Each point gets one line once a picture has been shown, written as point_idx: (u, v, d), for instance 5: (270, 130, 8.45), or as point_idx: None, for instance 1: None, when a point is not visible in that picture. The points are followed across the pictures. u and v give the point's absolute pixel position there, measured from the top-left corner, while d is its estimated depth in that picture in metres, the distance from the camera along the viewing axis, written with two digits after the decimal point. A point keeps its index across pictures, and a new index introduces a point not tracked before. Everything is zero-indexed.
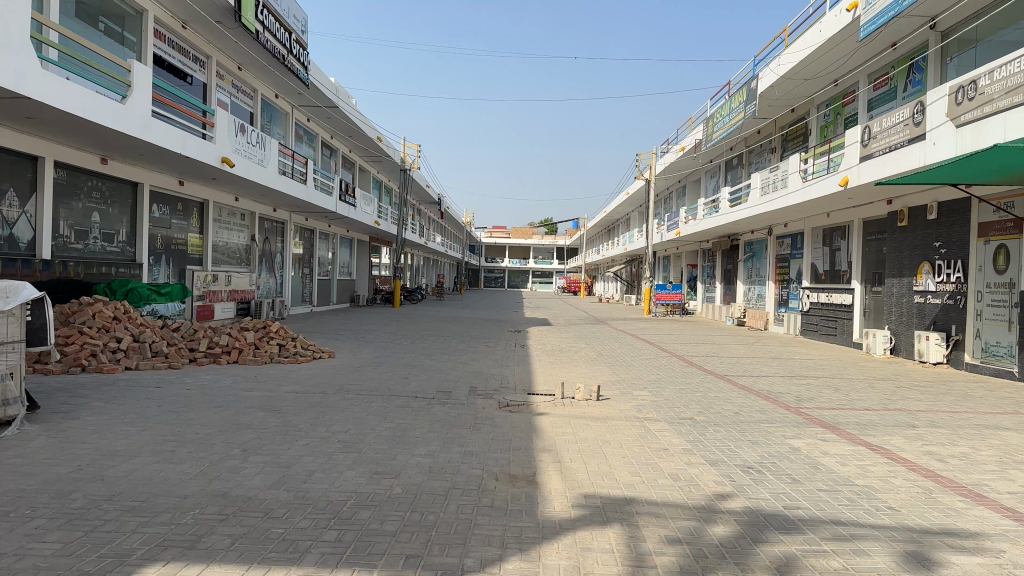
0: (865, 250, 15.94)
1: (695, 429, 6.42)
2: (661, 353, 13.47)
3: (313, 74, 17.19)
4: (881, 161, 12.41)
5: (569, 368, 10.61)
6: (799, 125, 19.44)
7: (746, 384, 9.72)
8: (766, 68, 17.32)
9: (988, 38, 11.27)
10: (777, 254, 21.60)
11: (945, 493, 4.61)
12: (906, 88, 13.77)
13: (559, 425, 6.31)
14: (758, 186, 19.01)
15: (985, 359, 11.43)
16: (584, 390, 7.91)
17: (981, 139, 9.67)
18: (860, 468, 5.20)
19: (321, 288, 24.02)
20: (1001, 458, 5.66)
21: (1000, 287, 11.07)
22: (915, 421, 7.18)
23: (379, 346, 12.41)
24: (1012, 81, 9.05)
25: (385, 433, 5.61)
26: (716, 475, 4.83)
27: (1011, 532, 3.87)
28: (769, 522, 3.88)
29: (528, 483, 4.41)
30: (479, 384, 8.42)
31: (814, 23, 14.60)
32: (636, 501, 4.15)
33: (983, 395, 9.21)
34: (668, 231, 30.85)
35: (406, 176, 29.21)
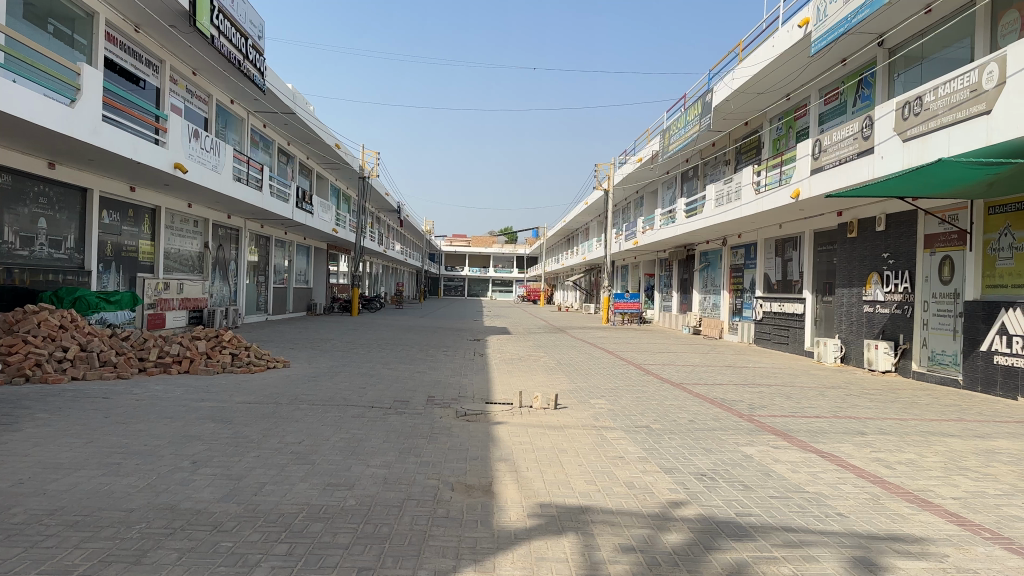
0: (816, 261, 16.27)
1: (651, 437, 6.48)
2: (619, 362, 13.58)
3: (270, 80, 17.01)
4: (832, 174, 12.70)
5: (527, 377, 10.63)
6: (753, 138, 19.80)
7: (701, 392, 9.84)
8: (720, 82, 17.62)
9: (933, 56, 11.63)
10: (732, 264, 21.94)
11: (892, 499, 4.72)
12: (856, 103, 14.12)
13: (516, 433, 6.31)
14: (713, 198, 19.29)
15: (931, 367, 11.72)
16: (541, 399, 7.92)
17: (927, 153, 9.95)
18: (810, 475, 5.30)
19: (277, 296, 23.70)
20: (946, 464, 5.80)
21: (945, 297, 11.40)
22: (865, 428, 7.32)
23: (335, 355, 12.28)
24: (955, 98, 9.34)
25: (340, 444, 5.55)
26: (670, 483, 4.88)
27: (955, 538, 3.97)
28: (721, 529, 3.93)
29: (483, 493, 4.40)
30: (437, 393, 8.38)
31: (767, 38, 14.90)
32: (591, 509, 4.16)
33: (929, 403, 9.46)
34: (626, 240, 31.13)
35: (365, 184, 29.01)
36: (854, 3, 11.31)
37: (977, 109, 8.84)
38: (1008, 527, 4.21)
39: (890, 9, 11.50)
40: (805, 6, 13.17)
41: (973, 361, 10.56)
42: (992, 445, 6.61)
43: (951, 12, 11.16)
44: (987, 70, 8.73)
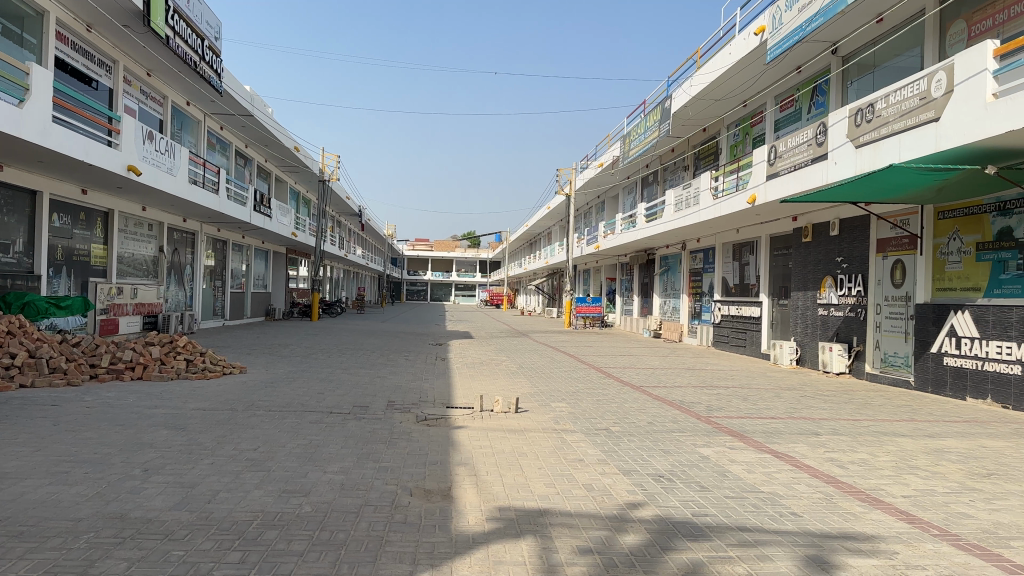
0: (772, 265, 16.55)
1: (610, 439, 6.51)
2: (580, 365, 13.64)
3: (227, 81, 16.78)
4: (787, 180, 12.93)
5: (488, 381, 10.61)
6: (711, 143, 20.08)
7: (661, 394, 9.92)
8: (679, 88, 17.84)
9: (884, 65, 11.91)
10: (691, 268, 22.20)
11: (844, 498, 4.81)
12: (810, 109, 14.39)
13: (476, 438, 6.29)
14: (672, 203, 19.49)
15: (884, 369, 11.98)
16: (502, 403, 7.90)
17: (879, 159, 10.18)
18: (765, 475, 5.38)
19: (234, 301, 23.36)
20: (897, 463, 5.93)
21: (897, 301, 11.66)
22: (818, 429, 7.46)
23: (294, 361, 12.15)
24: (905, 105, 9.58)
25: (297, 450, 5.48)
26: (628, 484, 4.91)
27: (905, 535, 4.06)
28: (677, 529, 3.97)
29: (442, 497, 4.38)
30: (397, 398, 8.34)
31: (724, 45, 15.13)
32: (550, 512, 4.17)
33: (881, 403, 9.67)
34: (587, 245, 31.29)
35: (324, 188, 28.74)
36: (808, 12, 11.54)
37: (927, 116, 9.06)
38: (955, 523, 4.32)
39: (843, 18, 11.76)
40: (761, 15, 13.41)
41: (924, 362, 10.82)
42: (941, 444, 6.79)
43: (901, 22, 11.45)
44: (936, 78, 8.96)
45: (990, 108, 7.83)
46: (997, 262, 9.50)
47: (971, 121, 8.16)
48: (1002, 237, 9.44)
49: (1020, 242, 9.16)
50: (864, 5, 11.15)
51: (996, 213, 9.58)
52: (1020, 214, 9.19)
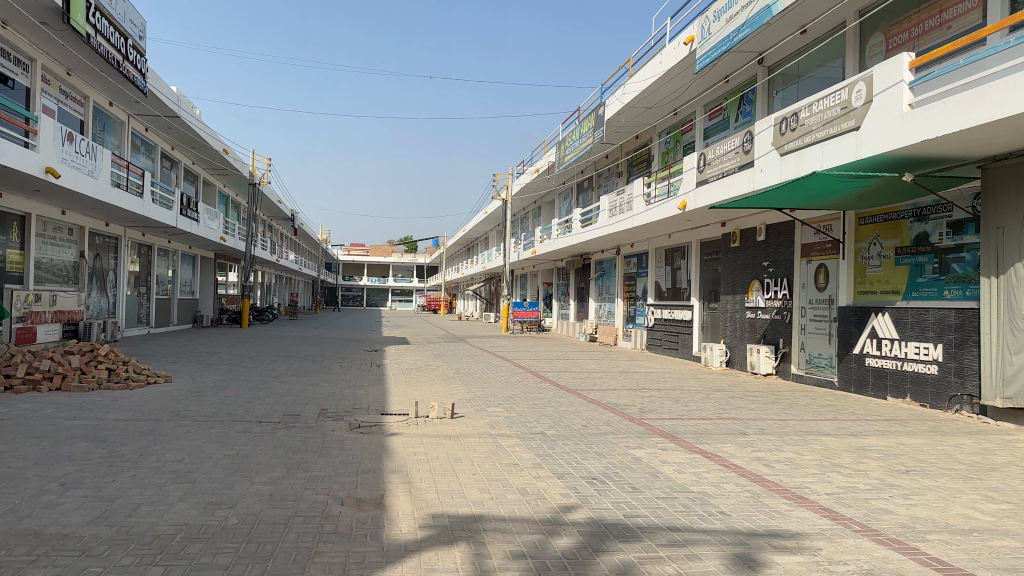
0: (703, 269, 16.93)
1: (545, 443, 6.56)
2: (516, 370, 13.66)
3: (152, 82, 16.28)
4: (715, 187, 13.24)
5: (424, 387, 10.55)
6: (643, 150, 20.42)
7: (595, 398, 10.03)
8: (612, 96, 18.10)
9: (808, 75, 12.32)
10: (625, 273, 22.53)
11: (771, 496, 4.94)
12: (737, 118, 14.78)
13: (411, 444, 6.25)
14: (606, 208, 19.74)
15: (809, 370, 12.35)
16: (438, 408, 7.86)
17: (803, 167, 10.51)
18: (695, 475, 5.48)
19: (159, 307, 22.65)
20: (821, 462, 6.12)
21: (821, 303, 12.05)
22: (746, 428, 7.66)
23: (222, 369, 11.85)
24: (827, 114, 9.91)
25: (223, 461, 5.34)
26: (562, 488, 4.94)
27: (827, 532, 4.19)
28: (609, 531, 4.01)
29: (374, 506, 4.33)
30: (330, 406, 8.20)
31: (655, 54, 15.42)
32: (484, 517, 4.17)
33: (806, 403, 9.99)
34: (524, 249, 31.41)
35: (255, 192, 28.15)
36: (735, 23, 11.84)
37: (847, 125, 9.39)
38: (875, 519, 4.48)
39: (768, 29, 12.12)
40: (690, 25, 13.72)
41: (846, 362, 11.21)
42: (863, 442, 7.04)
43: (823, 34, 11.87)
44: (857, 89, 9.30)
45: (908, 117, 8.15)
46: (914, 265, 9.90)
47: (890, 130, 8.48)
48: (919, 242, 9.84)
49: (936, 246, 9.56)
50: (788, 17, 11.52)
51: (913, 219, 9.99)
52: (935, 219, 9.59)
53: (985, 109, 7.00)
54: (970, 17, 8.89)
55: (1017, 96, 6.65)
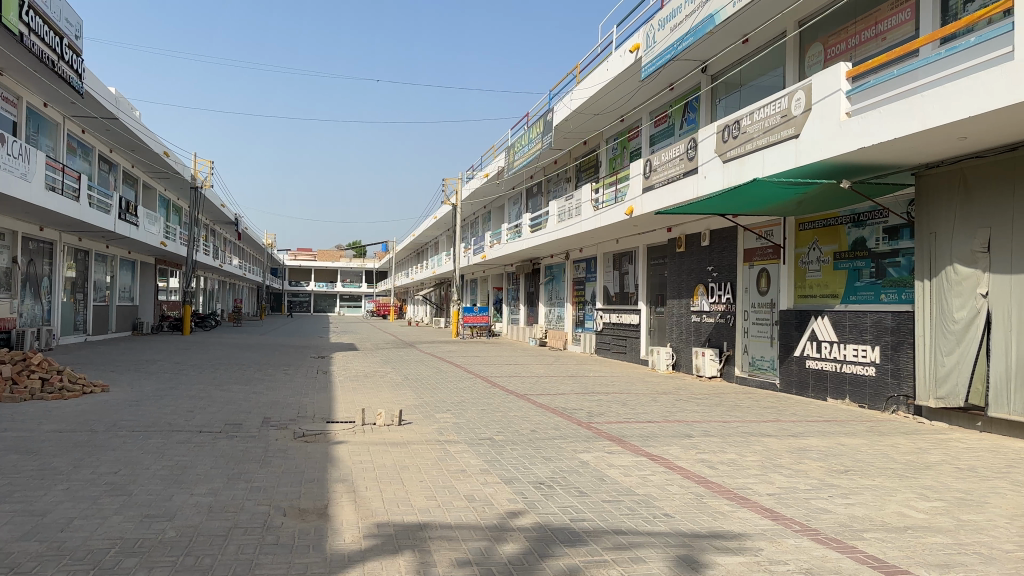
0: (649, 274, 17.15)
1: (494, 448, 6.56)
2: (465, 376, 13.61)
3: (89, 82, 15.81)
4: (661, 193, 13.42)
5: (372, 394, 10.45)
6: (591, 156, 20.62)
7: (544, 402, 10.07)
8: (560, 102, 18.21)
9: (749, 84, 12.58)
10: (574, 278, 22.69)
11: (714, 497, 5.02)
12: (682, 125, 15.02)
13: (357, 452, 6.18)
14: (555, 213, 19.84)
15: (752, 372, 12.59)
16: (385, 415, 7.79)
17: (744, 173, 10.73)
18: (640, 477, 5.55)
19: (97, 314, 21.99)
20: (763, 462, 6.24)
21: (763, 307, 12.30)
22: (691, 431, 7.77)
23: (163, 377, 11.54)
24: (768, 122, 10.13)
25: (161, 472, 5.21)
26: (509, 493, 4.94)
27: (768, 532, 4.27)
28: (556, 536, 4.03)
29: (317, 516, 4.27)
30: (273, 414, 8.07)
31: (602, 61, 15.59)
32: (430, 525, 4.14)
33: (749, 405, 10.18)
34: (474, 254, 31.38)
35: (197, 195, 27.53)
36: (679, 32, 12.02)
37: (787, 133, 9.61)
38: (814, 519, 4.58)
39: (711, 38, 12.35)
40: (636, 33, 13.91)
41: (788, 365, 11.46)
42: (804, 443, 7.20)
43: (764, 44, 12.15)
44: (796, 98, 9.53)
45: (845, 126, 8.38)
46: (852, 270, 10.18)
47: (827, 138, 8.70)
48: (857, 247, 10.12)
49: (873, 251, 9.84)
50: (730, 27, 11.76)
51: (851, 224, 10.27)
52: (872, 225, 9.88)
53: (918, 118, 7.25)
54: (903, 29, 9.18)
55: (948, 105, 6.89)
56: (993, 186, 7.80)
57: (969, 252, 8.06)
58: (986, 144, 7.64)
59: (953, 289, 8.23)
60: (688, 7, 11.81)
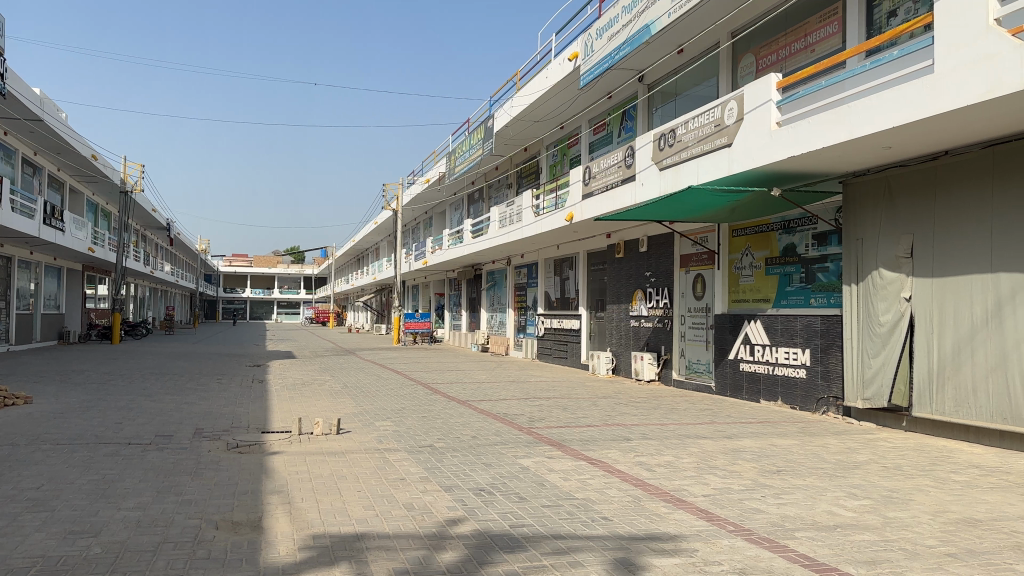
0: (590, 279, 17.33)
1: (434, 456, 6.52)
2: (405, 382, 13.52)
3: (12, 82, 15.23)
4: (600, 200, 13.58)
5: (309, 403, 10.27)
6: (531, 162, 20.74)
7: (485, 408, 10.06)
8: (500, 108, 18.26)
9: (685, 93, 12.83)
10: (516, 283, 22.76)
11: (651, 500, 5.09)
12: (620, 133, 15.24)
13: (292, 463, 6.06)
14: (496, 219, 19.87)
15: (689, 376, 12.80)
16: (322, 425, 7.66)
17: (680, 181, 10.93)
18: (580, 481, 5.59)
19: (20, 323, 21.14)
20: (698, 464, 6.36)
21: (698, 311, 12.55)
22: (629, 434, 7.87)
23: (90, 388, 11.14)
24: (702, 131, 10.34)
25: (87, 486, 5.03)
26: (449, 501, 4.92)
27: (703, 532, 4.35)
28: (494, 542, 4.02)
29: (251, 529, 4.18)
30: (206, 425, 7.87)
31: (541, 69, 15.70)
32: (367, 535, 4.10)
33: (686, 408, 10.36)
34: (415, 260, 31.20)
35: (127, 199, 26.69)
36: (616, 41, 12.19)
37: (720, 142, 9.83)
38: (748, 519, 4.68)
39: (647, 48, 12.57)
40: (574, 42, 14.07)
41: (722, 368, 11.70)
42: (738, 445, 7.35)
43: (698, 54, 12.43)
44: (729, 107, 9.76)
45: (776, 135, 8.61)
46: (783, 275, 10.47)
47: (759, 146, 8.92)
48: (787, 253, 10.41)
49: (802, 257, 10.13)
50: (666, 37, 11.98)
51: (782, 231, 10.56)
52: (802, 231, 10.17)
53: (845, 128, 7.49)
54: (831, 42, 9.49)
55: (874, 117, 7.13)
56: (917, 194, 8.09)
57: (893, 258, 8.36)
58: (909, 154, 7.94)
59: (879, 293, 8.52)
60: (624, 18, 11.99)
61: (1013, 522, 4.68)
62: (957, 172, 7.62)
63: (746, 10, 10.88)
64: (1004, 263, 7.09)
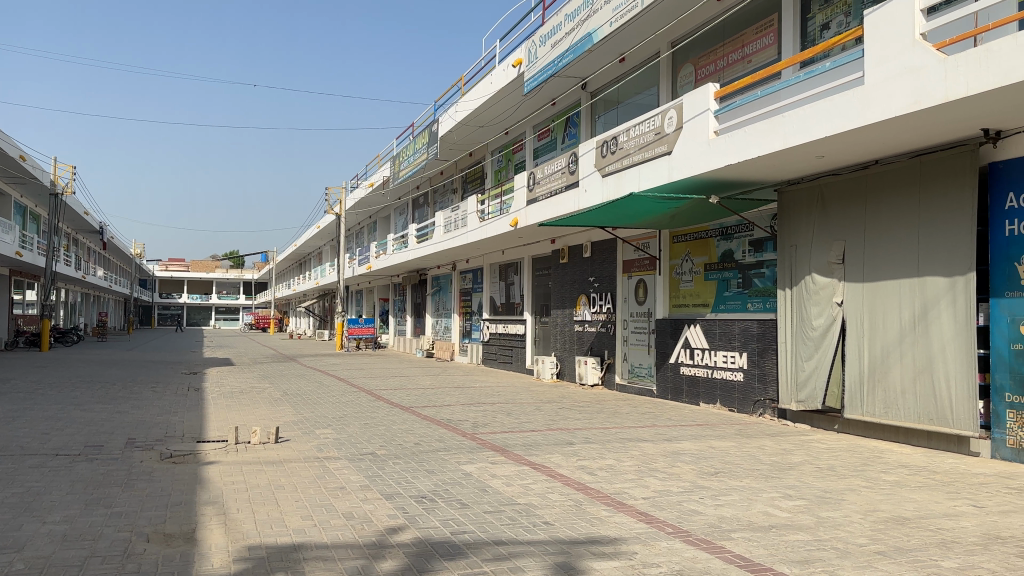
0: (534, 284, 17.41)
1: (375, 463, 6.46)
2: (347, 389, 13.36)
3: None
4: (544, 205, 13.67)
5: (248, 411, 10.05)
6: (477, 168, 20.76)
7: (428, 414, 10.01)
8: (445, 113, 18.21)
9: (627, 101, 13.00)
10: (461, 288, 22.73)
11: (592, 504, 5.12)
12: (564, 139, 15.37)
13: (229, 473, 5.93)
14: (441, 224, 19.81)
15: (631, 380, 12.95)
16: (261, 433, 7.52)
17: (622, 188, 11.07)
18: (522, 487, 5.60)
19: None
20: (639, 467, 6.44)
21: (641, 316, 12.72)
22: (572, 438, 7.93)
23: (16, 398, 10.70)
24: (643, 139, 10.49)
25: (10, 500, 4.84)
26: (389, 509, 4.88)
27: (642, 535, 4.40)
28: (435, 550, 4.00)
29: (184, 541, 4.08)
30: (139, 434, 7.65)
31: (486, 75, 15.74)
32: (305, 546, 4.04)
33: (628, 412, 10.48)
34: (358, 265, 30.87)
35: (57, 201, 25.77)
36: (559, 48, 12.29)
37: (660, 150, 9.98)
38: (686, 520, 4.76)
39: (590, 56, 12.71)
40: (518, 48, 14.15)
41: (664, 371, 11.88)
42: (678, 447, 7.47)
43: (639, 63, 12.61)
44: (669, 116, 9.93)
45: (713, 144, 8.78)
46: (721, 280, 10.68)
47: (697, 154, 9.09)
48: (725, 259, 10.63)
49: (740, 262, 10.37)
50: (608, 45, 12.14)
51: (720, 237, 10.78)
52: (739, 238, 10.40)
53: (779, 137, 7.70)
54: (767, 53, 9.74)
55: (807, 126, 7.34)
56: (848, 202, 8.36)
57: (826, 263, 8.62)
58: (840, 163, 8.20)
59: (812, 298, 8.77)
60: (567, 26, 12.10)
61: (939, 520, 4.86)
62: (886, 181, 7.90)
63: (686, 21, 11.09)
64: (929, 268, 7.36)
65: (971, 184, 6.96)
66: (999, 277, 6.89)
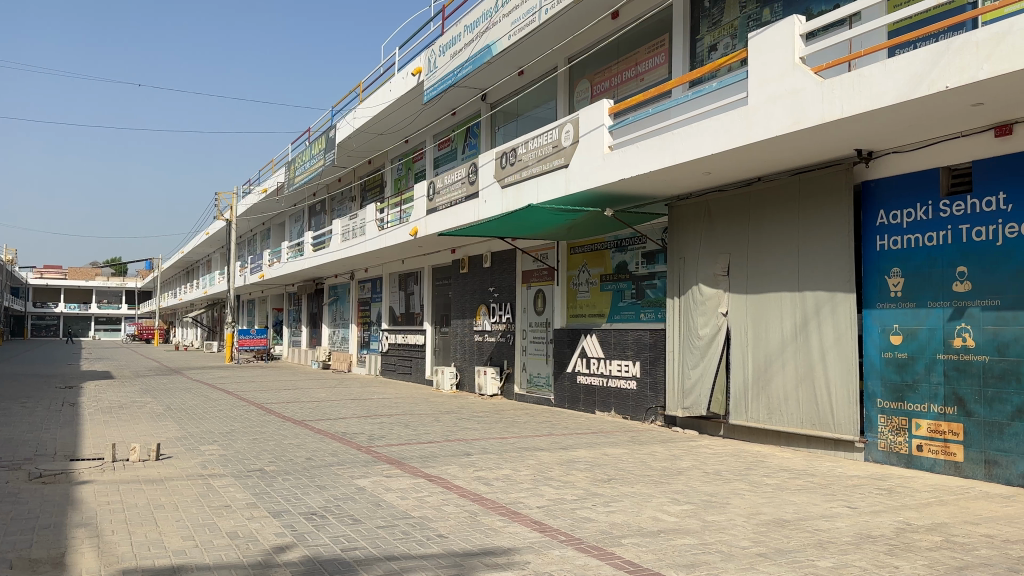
0: (434, 294, 17.33)
1: (265, 480, 6.25)
2: (237, 402, 12.87)
3: None
4: (444, 215, 13.64)
5: (127, 427, 9.52)
6: (376, 176, 20.52)
7: (322, 428, 9.77)
8: (342, 119, 17.92)
9: (526, 113, 13.16)
10: (359, 298, 22.37)
11: (487, 514, 5.13)
12: (464, 150, 15.40)
13: (104, 493, 5.60)
14: (339, 232, 19.44)
15: (530, 389, 13.05)
16: (141, 450, 7.12)
17: (521, 199, 11.17)
18: (416, 499, 5.55)
19: None
20: (535, 476, 6.49)
21: (539, 326, 12.86)
22: (469, 449, 7.90)
23: None
24: (541, 151, 10.62)
25: None
26: (277, 527, 4.73)
27: (535, 544, 4.43)
28: (323, 568, 3.90)
29: (52, 567, 3.83)
30: (3, 454, 7.11)
31: (385, 82, 15.60)
32: (185, 567, 3.87)
33: (525, 421, 10.55)
34: (251, 274, 29.89)
35: None
36: (459, 59, 12.33)
37: (557, 163, 10.12)
38: (578, 528, 4.83)
39: (489, 67, 12.79)
40: (418, 57, 14.10)
41: (561, 381, 12.03)
42: (573, 455, 7.57)
43: (538, 76, 12.78)
44: (566, 130, 10.10)
45: (608, 158, 8.98)
46: (616, 291, 10.94)
47: (593, 169, 9.27)
48: (620, 270, 10.89)
49: (634, 274, 10.64)
50: (507, 57, 12.25)
51: (615, 249, 11.04)
52: (633, 249, 10.67)
53: (671, 153, 7.94)
54: (659, 71, 10.07)
55: (696, 143, 7.61)
56: (732, 216, 8.72)
57: (712, 276, 8.96)
58: (727, 179, 8.54)
59: (698, 308, 9.09)
60: (466, 36, 12.15)
61: (816, 521, 5.10)
62: (768, 197, 8.28)
63: (582, 37, 11.33)
64: (810, 281, 7.74)
65: (846, 201, 7.39)
66: (870, 290, 7.33)
